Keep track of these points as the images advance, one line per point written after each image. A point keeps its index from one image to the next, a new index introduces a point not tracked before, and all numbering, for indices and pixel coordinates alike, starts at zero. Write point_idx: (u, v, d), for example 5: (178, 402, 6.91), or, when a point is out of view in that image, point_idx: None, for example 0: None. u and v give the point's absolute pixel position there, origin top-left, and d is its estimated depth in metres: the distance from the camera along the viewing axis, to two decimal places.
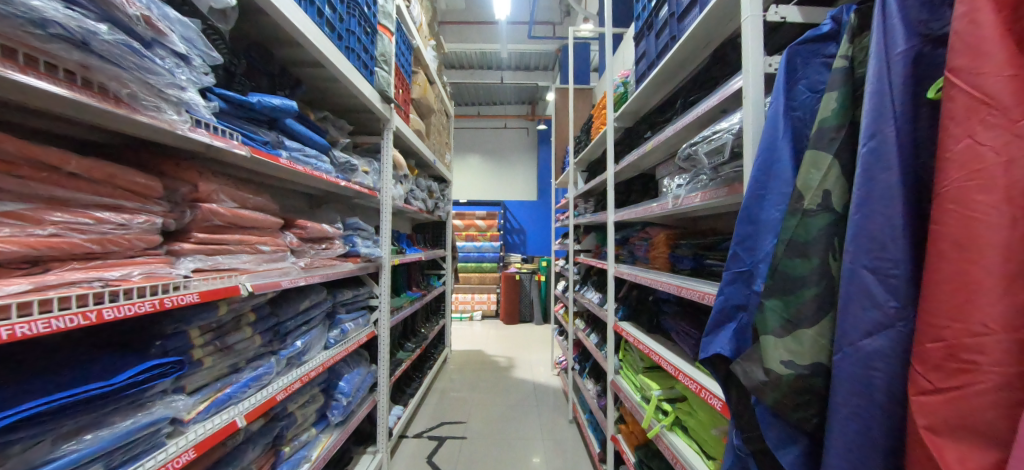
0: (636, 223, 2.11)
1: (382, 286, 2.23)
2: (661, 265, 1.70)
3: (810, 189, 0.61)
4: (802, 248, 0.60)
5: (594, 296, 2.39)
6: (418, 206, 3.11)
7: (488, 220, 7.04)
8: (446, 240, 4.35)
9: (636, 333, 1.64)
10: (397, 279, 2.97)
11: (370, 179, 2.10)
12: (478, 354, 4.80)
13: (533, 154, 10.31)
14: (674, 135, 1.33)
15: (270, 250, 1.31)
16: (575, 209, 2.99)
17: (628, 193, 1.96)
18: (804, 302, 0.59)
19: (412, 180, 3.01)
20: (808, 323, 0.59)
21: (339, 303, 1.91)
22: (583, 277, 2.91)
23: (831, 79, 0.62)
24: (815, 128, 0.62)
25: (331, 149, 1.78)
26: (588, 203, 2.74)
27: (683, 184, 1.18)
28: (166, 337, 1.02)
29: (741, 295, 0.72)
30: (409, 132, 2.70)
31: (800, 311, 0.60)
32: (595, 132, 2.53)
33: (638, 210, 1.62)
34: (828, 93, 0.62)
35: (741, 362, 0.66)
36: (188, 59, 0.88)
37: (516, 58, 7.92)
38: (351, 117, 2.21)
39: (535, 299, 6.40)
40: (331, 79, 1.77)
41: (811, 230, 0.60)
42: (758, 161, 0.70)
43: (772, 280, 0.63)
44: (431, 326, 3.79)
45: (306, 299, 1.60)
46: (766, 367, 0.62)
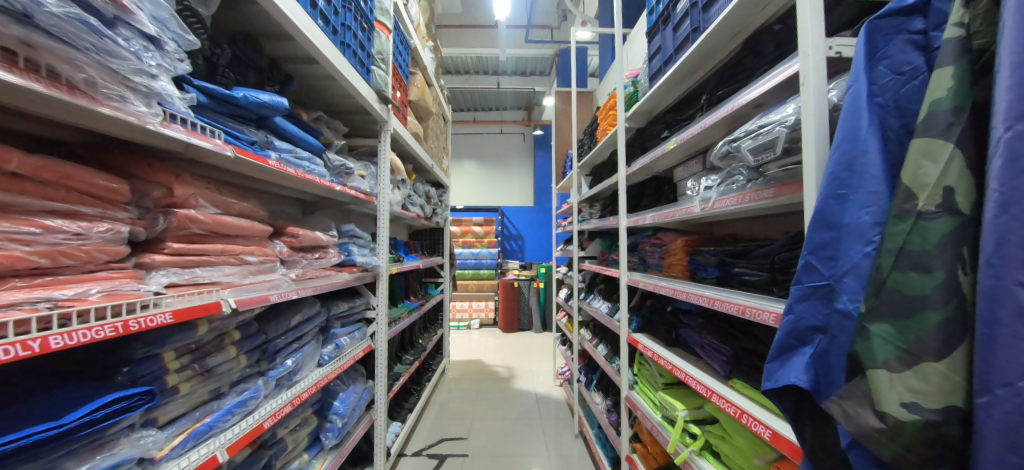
0: (648, 228, 2.01)
1: (380, 297, 2.10)
2: (679, 273, 1.59)
3: (927, 186, 0.51)
4: (921, 261, 0.50)
5: (603, 305, 2.28)
6: (416, 212, 3.00)
7: (485, 226, 6.93)
8: (444, 247, 4.22)
9: (654, 347, 1.53)
10: (395, 288, 2.84)
11: (367, 183, 1.99)
12: (477, 364, 4.65)
13: (529, 160, 10.25)
14: (698, 133, 1.23)
15: (257, 261, 1.18)
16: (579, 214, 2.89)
17: (640, 197, 1.87)
18: (928, 329, 0.49)
19: (409, 185, 2.90)
20: (933, 357, 0.49)
21: (333, 316, 1.78)
22: (589, 285, 2.80)
23: (942, 54, 0.53)
24: (925, 112, 0.54)
25: (325, 152, 1.66)
26: (594, 208, 2.64)
27: (713, 186, 1.08)
28: (136, 362, 0.89)
29: (818, 315, 0.62)
30: (407, 134, 2.58)
31: (920, 341, 0.50)
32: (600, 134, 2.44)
33: (655, 215, 1.52)
34: (939, 69, 0.54)
35: (845, 402, 0.56)
36: (160, 43, 0.77)
37: (512, 63, 7.87)
38: (346, 118, 2.09)
39: (534, 306, 6.28)
40: (326, 77, 1.66)
41: (930, 237, 0.50)
42: (836, 156, 0.60)
43: (878, 301, 0.54)
44: (429, 337, 3.65)
45: (298, 313, 1.47)
46: (879, 411, 0.52)
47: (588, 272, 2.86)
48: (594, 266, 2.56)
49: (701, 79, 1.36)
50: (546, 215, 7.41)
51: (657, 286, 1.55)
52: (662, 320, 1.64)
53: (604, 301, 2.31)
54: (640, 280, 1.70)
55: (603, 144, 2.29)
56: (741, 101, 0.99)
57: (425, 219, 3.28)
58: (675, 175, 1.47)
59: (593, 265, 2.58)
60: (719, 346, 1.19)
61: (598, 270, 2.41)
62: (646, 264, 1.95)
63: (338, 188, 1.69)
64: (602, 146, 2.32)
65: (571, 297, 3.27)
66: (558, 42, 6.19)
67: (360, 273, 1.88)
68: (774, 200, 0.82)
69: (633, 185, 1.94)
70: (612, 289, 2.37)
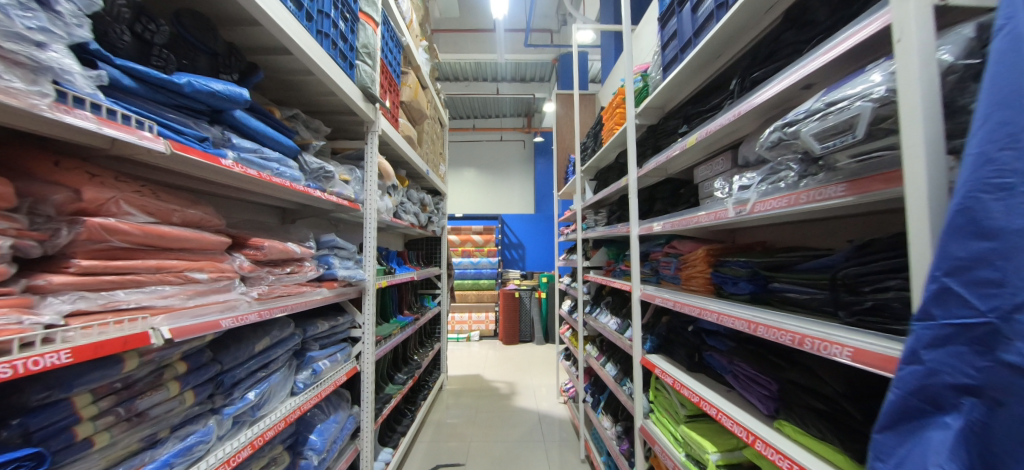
0: (661, 236, 1.82)
1: (366, 314, 1.91)
2: (701, 288, 1.40)
3: None
4: None
5: (611, 322, 2.08)
6: (409, 221, 2.81)
7: (484, 235, 6.75)
8: (441, 257, 4.03)
9: (674, 372, 1.33)
10: (386, 302, 2.64)
11: (351, 189, 1.81)
12: (476, 379, 4.43)
13: (529, 167, 10.10)
14: (727, 125, 1.06)
15: (208, 278, 1.00)
16: (583, 222, 2.70)
17: (653, 202, 1.68)
18: None
19: (402, 192, 2.72)
20: None
21: (310, 338, 1.59)
22: (595, 298, 2.60)
23: None
24: None
25: (301, 153, 1.49)
26: (599, 215, 2.46)
27: (752, 186, 0.89)
28: (31, 412, 0.70)
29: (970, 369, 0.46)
30: (398, 137, 2.41)
31: None
32: (606, 135, 2.27)
33: (672, 221, 1.34)
34: None
35: None
36: (48, 3, 0.60)
37: (512, 69, 7.76)
38: (330, 118, 1.92)
39: (536, 317, 6.06)
40: (303, 70, 1.50)
41: None
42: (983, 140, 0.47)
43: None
44: (424, 352, 3.44)
45: (265, 337, 1.28)
46: None
47: (594, 284, 2.66)
48: (601, 278, 2.36)
49: (726, 64, 1.19)
50: (547, 223, 7.23)
51: (676, 303, 1.36)
52: (682, 340, 1.44)
53: (613, 317, 2.11)
54: (655, 295, 1.50)
55: (610, 145, 2.11)
56: (788, 81, 0.81)
57: (419, 228, 3.09)
58: (695, 175, 1.29)
59: (600, 276, 2.38)
60: (762, 377, 0.99)
61: (606, 282, 2.22)
62: (661, 277, 1.75)
63: (317, 194, 1.51)
64: (609, 147, 2.14)
65: (575, 310, 3.06)
66: (558, 46, 6.07)
67: (342, 288, 1.69)
68: (847, 201, 0.64)
69: (644, 188, 1.75)
70: (621, 302, 2.17)
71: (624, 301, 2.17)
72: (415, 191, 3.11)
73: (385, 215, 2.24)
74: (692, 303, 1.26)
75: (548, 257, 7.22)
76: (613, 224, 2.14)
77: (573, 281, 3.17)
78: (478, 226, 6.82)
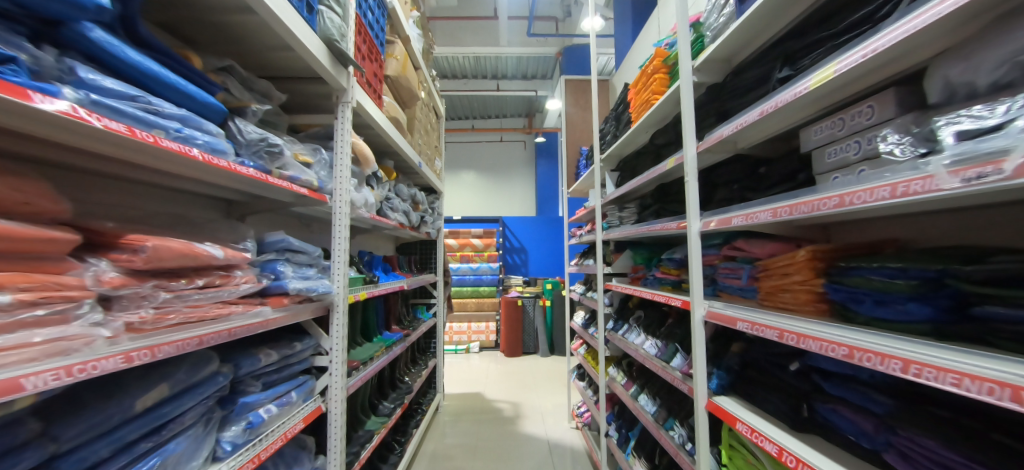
0: (716, 236, 1.39)
1: (335, 337, 1.47)
2: (801, 306, 0.97)
3: None
4: None
5: (647, 344, 1.64)
6: (397, 220, 2.37)
7: (485, 239, 6.33)
8: (436, 263, 3.59)
9: (771, 431, 0.89)
10: (369, 316, 2.21)
11: (314, 174, 1.39)
12: (477, 397, 3.98)
13: (531, 168, 9.70)
14: (901, 44, 0.64)
15: (10, 302, 0.57)
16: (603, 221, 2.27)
17: (714, 189, 1.26)
18: None
19: (388, 185, 2.30)
20: None
21: (249, 375, 1.15)
22: (620, 312, 2.16)
23: None
24: None
25: (230, 119, 1.07)
26: (624, 212, 2.03)
27: (1012, 126, 0.47)
28: None
29: None
30: (380, 118, 1.98)
31: None
32: (636, 113, 1.85)
33: (760, 207, 0.92)
34: None
35: None
36: None
37: (514, 64, 7.38)
38: (288, 85, 1.50)
39: (540, 327, 5.62)
40: (239, 7, 1.08)
41: None
42: None
43: None
44: (417, 371, 3.00)
45: (156, 387, 0.85)
46: None
47: (618, 295, 2.22)
48: (630, 288, 1.92)
49: None
50: (552, 226, 6.80)
51: (780, 334, 0.85)
52: (772, 382, 1.01)
53: (649, 337, 1.67)
54: (724, 315, 1.07)
55: (644, 122, 1.69)
56: None
57: (410, 229, 2.66)
58: (803, 140, 0.88)
59: (628, 286, 1.95)
60: None
61: (638, 293, 1.78)
62: (721, 288, 1.33)
63: (260, 176, 1.09)
64: (643, 124, 1.71)
65: (592, 326, 2.62)
66: (564, 35, 5.68)
67: (297, 305, 1.25)
68: None
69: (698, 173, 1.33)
70: (658, 319, 1.74)
71: (662, 318, 1.73)
72: (404, 185, 2.67)
73: (365, 211, 1.81)
74: (816, 334, 0.76)
75: (552, 262, 6.79)
76: (647, 221, 1.72)
77: (589, 290, 2.73)
78: (477, 229, 6.39)
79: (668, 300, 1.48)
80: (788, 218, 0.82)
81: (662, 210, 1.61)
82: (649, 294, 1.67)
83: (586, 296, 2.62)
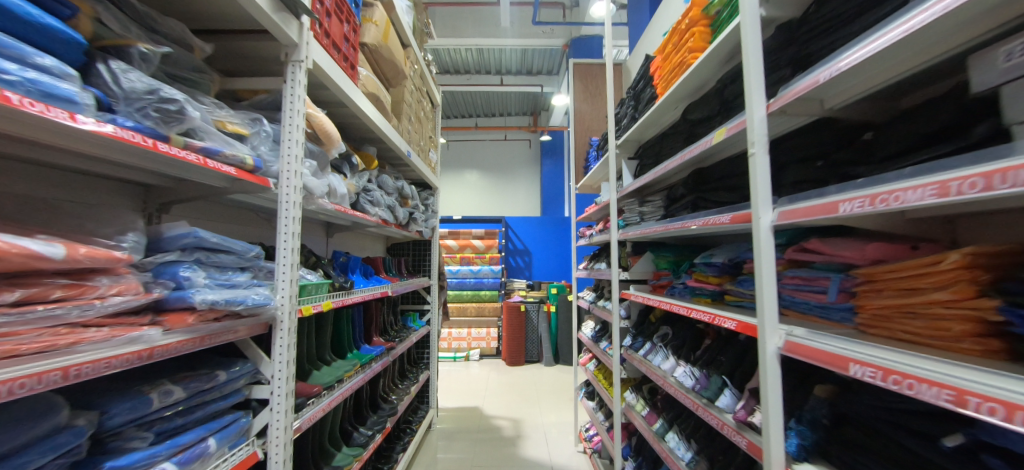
0: (782, 234, 1.04)
1: (277, 361, 1.13)
2: (949, 343, 0.62)
3: None
4: None
5: (678, 371, 1.29)
6: (379, 216, 2.04)
7: (486, 240, 6.00)
8: (430, 265, 3.25)
9: None
10: (343, 327, 1.87)
11: (245, 150, 1.06)
12: (475, 412, 3.63)
13: (536, 168, 9.38)
14: None
15: None
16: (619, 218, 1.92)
17: (787, 168, 0.91)
18: None
19: (367, 174, 1.97)
20: None
21: (133, 423, 0.81)
22: (639, 326, 1.81)
23: None
24: None
25: (98, 62, 0.75)
26: (646, 206, 1.69)
27: None
28: None
29: None
30: (354, 93, 1.66)
31: None
32: (664, 83, 1.50)
33: (892, 185, 0.57)
34: None
35: None
36: None
37: (518, 58, 7.06)
38: (224, 40, 1.18)
39: (545, 334, 5.27)
40: None
41: None
42: None
43: None
44: (405, 387, 2.66)
45: None
46: None
47: (636, 306, 1.87)
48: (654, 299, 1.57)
49: None
50: (557, 227, 6.46)
51: (958, 397, 0.49)
52: (896, 453, 0.66)
53: (682, 362, 1.32)
54: (816, 350, 0.71)
55: (676, 92, 1.35)
56: None
57: (396, 227, 2.33)
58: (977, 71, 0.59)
59: (651, 296, 1.60)
60: None
61: (665, 307, 1.43)
62: (788, 305, 0.98)
63: (149, 143, 0.76)
64: (674, 95, 1.37)
65: (605, 340, 2.26)
66: (571, 24, 5.34)
67: (213, 324, 0.92)
68: None
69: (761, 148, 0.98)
70: (691, 338, 1.39)
71: (697, 337, 1.38)
72: (390, 177, 2.35)
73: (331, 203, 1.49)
74: None
75: (557, 266, 6.44)
76: (679, 215, 1.36)
77: (601, 299, 2.38)
78: (478, 230, 6.06)
79: (711, 319, 1.13)
80: (975, 197, 0.47)
81: (698, 202, 1.26)
82: (682, 308, 1.32)
83: (598, 306, 2.27)
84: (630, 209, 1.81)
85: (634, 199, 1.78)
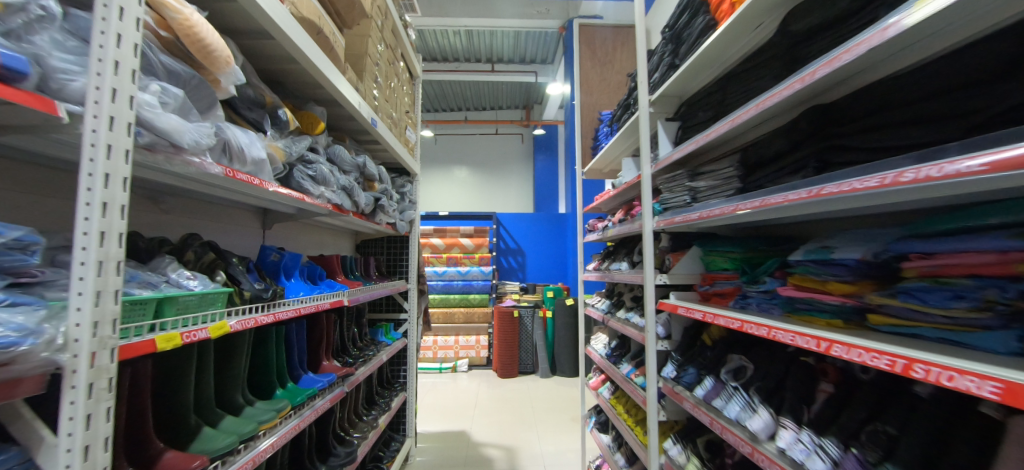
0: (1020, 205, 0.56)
1: (60, 446, 0.58)
2: None
3: None
4: None
5: (784, 437, 0.78)
6: (326, 201, 1.50)
7: (476, 238, 5.47)
8: (407, 266, 2.71)
9: None
10: (266, 352, 1.30)
11: None
12: (462, 438, 3.09)
13: (529, 164, 8.90)
14: None
15: None
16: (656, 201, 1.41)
17: None
18: None
19: (310, 139, 1.42)
20: None
21: None
22: (686, 350, 1.30)
23: None
24: None
25: None
26: (703, 181, 1.20)
27: None
28: None
29: None
30: (280, 12, 1.12)
31: None
32: None
33: None
34: None
35: None
36: None
37: (510, 44, 6.57)
38: None
39: (540, 342, 4.77)
40: None
41: None
42: None
43: None
44: (371, 418, 2.10)
45: None
46: None
47: (679, 322, 1.36)
48: (718, 315, 1.07)
49: None
50: (552, 225, 5.97)
51: None
52: None
53: (788, 422, 0.81)
54: None
55: None
56: None
57: (357, 216, 1.79)
58: None
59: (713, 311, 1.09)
60: None
61: (745, 330, 0.93)
62: None
63: None
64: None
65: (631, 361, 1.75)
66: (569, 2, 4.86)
67: None
68: None
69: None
70: (794, 379, 0.89)
71: (806, 379, 0.88)
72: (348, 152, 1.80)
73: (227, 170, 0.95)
74: None
75: (552, 267, 5.95)
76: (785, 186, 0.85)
77: (622, 308, 1.86)
78: (467, 228, 5.53)
79: (874, 363, 0.63)
80: None
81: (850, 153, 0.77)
82: (786, 335, 0.82)
83: (621, 318, 1.75)
84: (673, 187, 1.32)
85: (681, 172, 1.28)
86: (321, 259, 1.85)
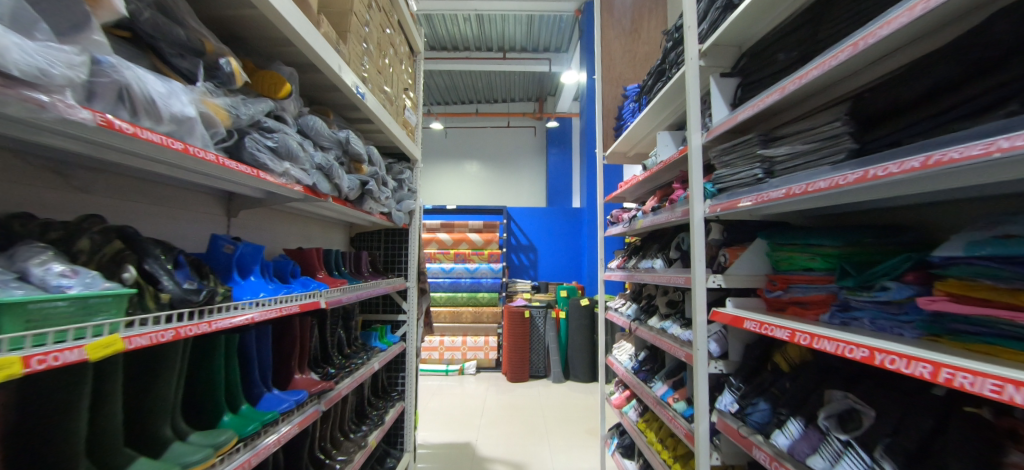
0: None
1: None
2: None
3: None
4: None
5: None
6: (295, 182, 1.22)
7: (485, 234, 5.19)
8: (406, 262, 2.44)
9: None
10: (209, 368, 1.04)
11: None
12: (467, 451, 2.83)
13: (542, 158, 8.58)
14: None
15: None
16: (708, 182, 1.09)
17: None
18: None
19: (270, 103, 1.14)
20: None
21: None
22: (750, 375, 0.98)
23: None
24: None
25: None
26: (784, 146, 0.88)
27: None
28: None
29: None
30: None
31: None
32: None
33: None
34: None
35: None
36: None
37: (523, 32, 6.24)
38: None
39: (552, 344, 4.48)
40: None
41: None
42: None
43: None
44: (361, 435, 1.84)
45: None
46: None
47: (739, 338, 1.05)
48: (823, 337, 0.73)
49: None
50: (566, 221, 5.66)
51: None
52: None
53: None
54: None
55: None
56: None
57: (338, 203, 1.51)
58: None
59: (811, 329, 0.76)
60: None
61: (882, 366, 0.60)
62: None
63: None
64: None
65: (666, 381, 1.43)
66: None
67: None
68: None
69: None
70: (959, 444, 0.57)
71: (979, 445, 0.56)
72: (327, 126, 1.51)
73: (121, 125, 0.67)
74: None
75: (566, 265, 5.63)
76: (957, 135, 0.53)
77: (654, 315, 1.55)
78: (476, 223, 5.25)
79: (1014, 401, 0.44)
80: None
81: None
82: (968, 381, 0.49)
83: (654, 327, 1.43)
84: (735, 160, 1.01)
85: (747, 136, 0.96)
86: (299, 252, 1.58)
